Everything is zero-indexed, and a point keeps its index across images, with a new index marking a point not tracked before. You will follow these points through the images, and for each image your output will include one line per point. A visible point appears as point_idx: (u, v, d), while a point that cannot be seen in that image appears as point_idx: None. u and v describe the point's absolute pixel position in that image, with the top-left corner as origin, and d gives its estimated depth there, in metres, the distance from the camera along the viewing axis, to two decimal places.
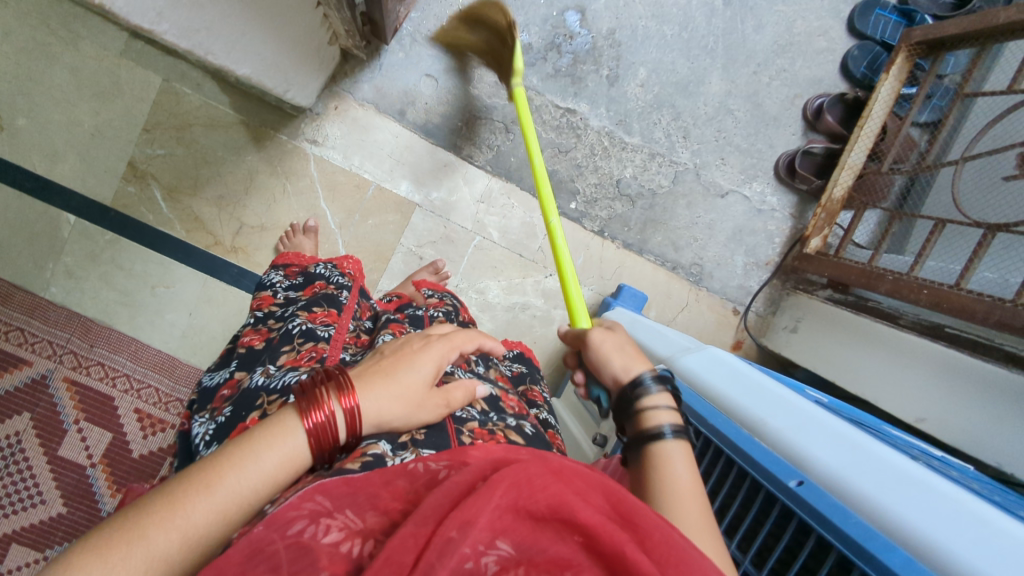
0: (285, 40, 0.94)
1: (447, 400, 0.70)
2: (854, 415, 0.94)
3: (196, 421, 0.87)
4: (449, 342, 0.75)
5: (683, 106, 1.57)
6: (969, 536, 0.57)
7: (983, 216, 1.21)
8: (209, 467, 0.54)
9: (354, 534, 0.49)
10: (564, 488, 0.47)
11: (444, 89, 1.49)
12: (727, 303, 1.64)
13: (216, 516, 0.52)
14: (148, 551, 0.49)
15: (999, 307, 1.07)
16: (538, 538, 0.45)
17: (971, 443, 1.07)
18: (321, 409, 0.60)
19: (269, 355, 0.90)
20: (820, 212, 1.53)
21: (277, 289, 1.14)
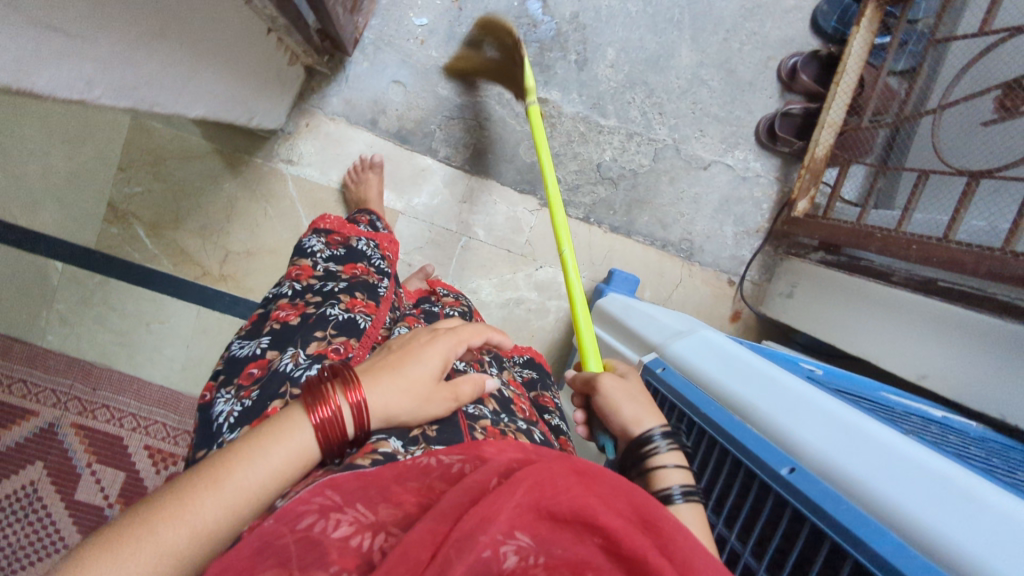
0: (239, 70, 0.93)
1: (455, 395, 0.71)
2: (850, 386, 0.95)
3: (221, 395, 0.85)
4: (455, 338, 0.76)
5: (655, 82, 1.55)
6: (959, 512, 0.56)
7: (965, 163, 1.20)
8: (215, 462, 0.53)
9: (364, 528, 0.49)
10: (587, 492, 0.48)
11: (413, 94, 1.46)
12: (722, 274, 1.64)
13: (226, 510, 0.51)
14: (158, 546, 0.47)
15: (988, 256, 1.06)
16: (558, 537, 0.46)
17: (974, 395, 1.08)
18: (327, 404, 0.59)
19: (301, 337, 0.88)
20: (805, 173, 1.53)
21: (317, 258, 1.09)
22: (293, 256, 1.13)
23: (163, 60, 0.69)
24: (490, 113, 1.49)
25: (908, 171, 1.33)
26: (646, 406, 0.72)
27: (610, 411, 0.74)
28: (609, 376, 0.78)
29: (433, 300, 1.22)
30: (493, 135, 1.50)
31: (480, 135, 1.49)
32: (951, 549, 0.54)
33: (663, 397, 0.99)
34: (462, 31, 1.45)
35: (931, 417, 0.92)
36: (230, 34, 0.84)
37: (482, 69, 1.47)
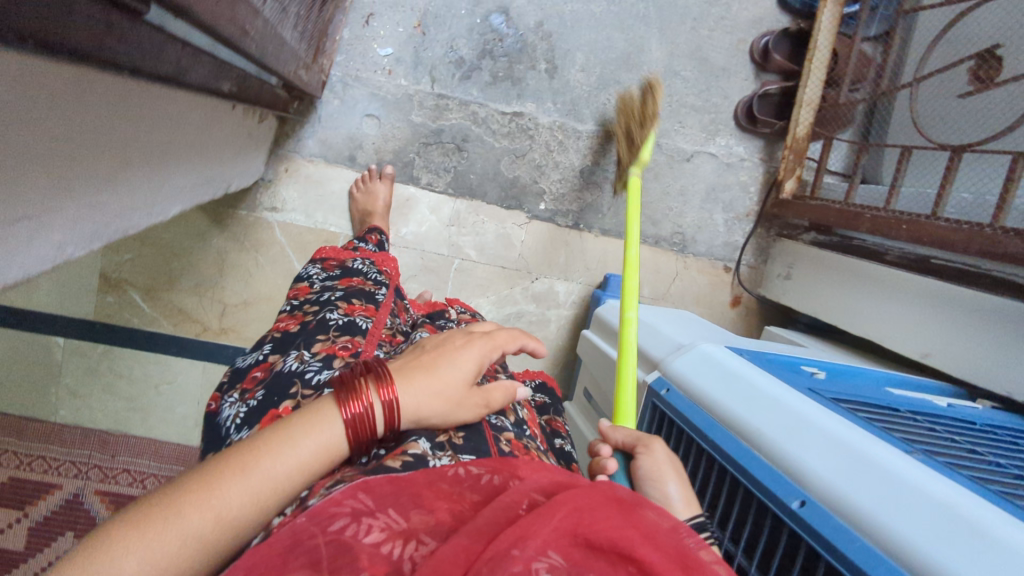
0: (208, 154, 0.92)
1: (485, 401, 0.72)
2: (853, 388, 0.97)
3: (224, 402, 0.88)
4: (492, 342, 0.76)
5: (628, 80, 1.53)
6: (963, 546, 0.59)
7: (944, 139, 1.19)
8: (246, 449, 0.55)
9: (395, 536, 0.49)
10: (631, 530, 0.50)
11: (388, 126, 1.45)
12: (717, 262, 1.65)
13: (250, 498, 0.52)
14: (184, 529, 0.48)
15: (977, 235, 1.06)
16: (593, 564, 0.47)
17: (976, 373, 1.08)
18: (359, 400, 0.61)
19: (304, 340, 0.92)
20: (788, 153, 1.52)
21: (313, 280, 1.15)
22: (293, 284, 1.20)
23: (120, 181, 0.69)
24: (467, 134, 1.48)
25: (890, 148, 1.37)
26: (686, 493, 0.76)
27: (651, 482, 0.79)
28: (663, 449, 0.82)
29: (448, 314, 1.24)
30: (472, 155, 1.49)
31: (460, 156, 1.49)
32: None
33: (668, 418, 1.01)
34: (429, 55, 1.43)
35: (934, 412, 0.94)
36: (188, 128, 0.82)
37: (453, 91, 1.46)
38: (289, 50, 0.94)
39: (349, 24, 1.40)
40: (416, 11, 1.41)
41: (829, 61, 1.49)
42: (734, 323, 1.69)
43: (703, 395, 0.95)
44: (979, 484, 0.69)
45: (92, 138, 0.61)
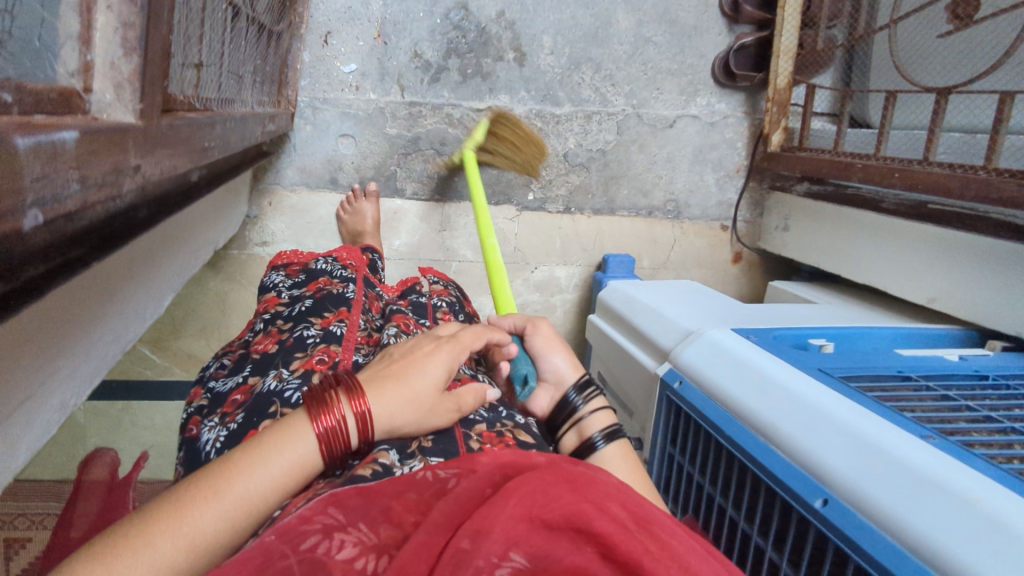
0: (192, 245, 0.93)
1: (458, 405, 0.73)
2: (863, 358, 0.96)
3: (205, 426, 0.88)
4: (459, 342, 0.77)
5: (600, 55, 1.47)
6: (988, 544, 0.58)
7: (930, 81, 1.16)
8: (217, 472, 0.56)
9: (367, 549, 0.51)
10: (579, 498, 0.51)
11: (364, 142, 1.43)
12: (713, 222, 1.64)
13: (224, 521, 0.53)
14: (157, 558, 0.49)
15: (972, 180, 1.02)
16: (553, 547, 0.48)
17: (984, 315, 1.06)
18: (330, 413, 0.62)
19: (281, 359, 0.93)
20: (770, 106, 1.48)
21: (280, 289, 1.18)
22: (259, 295, 1.22)
23: (117, 308, 0.70)
24: (445, 137, 1.46)
25: (874, 93, 1.34)
26: (571, 358, 0.86)
27: (541, 358, 0.87)
28: (546, 325, 0.89)
29: (421, 290, 1.24)
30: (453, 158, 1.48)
31: (441, 161, 1.48)
32: None
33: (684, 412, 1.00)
34: (394, 64, 1.40)
35: (945, 369, 0.93)
36: (175, 231, 0.84)
37: (424, 95, 1.43)
38: (254, 110, 0.93)
39: (308, 46, 1.36)
40: (373, 21, 1.37)
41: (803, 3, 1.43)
42: (738, 279, 1.70)
43: (715, 387, 0.94)
44: (1001, 467, 0.67)
45: (85, 286, 0.60)
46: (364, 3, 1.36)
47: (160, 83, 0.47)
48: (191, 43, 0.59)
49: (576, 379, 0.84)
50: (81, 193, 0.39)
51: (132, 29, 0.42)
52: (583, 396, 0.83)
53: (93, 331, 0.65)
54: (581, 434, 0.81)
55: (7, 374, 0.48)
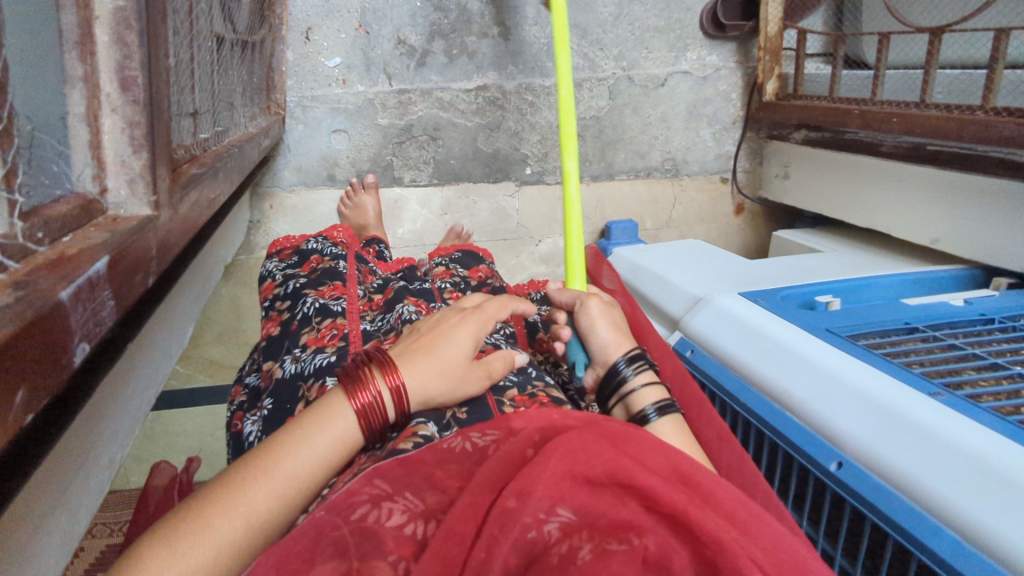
0: (206, 272, 0.95)
1: (488, 371, 0.74)
2: (870, 309, 0.96)
3: (246, 421, 0.90)
4: (483, 313, 0.78)
5: (585, 20, 1.45)
6: (998, 498, 0.59)
7: (929, 20, 1.13)
8: (265, 453, 0.56)
9: (416, 516, 0.52)
10: (618, 454, 0.52)
11: (357, 135, 1.43)
12: (713, 176, 1.61)
13: (277, 499, 0.54)
14: (217, 535, 0.50)
15: (970, 122, 1.00)
16: (597, 502, 0.49)
17: (986, 252, 1.05)
18: (367, 389, 0.62)
19: (292, 341, 0.96)
20: (763, 55, 1.45)
21: (276, 273, 1.19)
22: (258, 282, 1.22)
23: (148, 358, 0.72)
24: (438, 122, 1.45)
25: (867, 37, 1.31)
26: (615, 333, 0.81)
27: (588, 336, 0.83)
28: (594, 301, 0.85)
29: (423, 276, 1.23)
30: (448, 141, 1.48)
31: (436, 146, 1.47)
32: (998, 543, 0.57)
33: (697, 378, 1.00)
34: (378, 53, 1.39)
35: (951, 311, 0.93)
36: (190, 271, 0.85)
37: (412, 81, 1.42)
38: (247, 128, 0.93)
39: (290, 44, 1.35)
40: (354, 11, 1.35)
41: None
42: (742, 231, 1.67)
43: (725, 354, 0.95)
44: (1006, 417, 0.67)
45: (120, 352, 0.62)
46: None
47: (166, 164, 0.48)
48: (184, 92, 0.60)
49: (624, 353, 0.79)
50: (114, 307, 0.41)
51: (138, 127, 0.43)
52: (632, 370, 0.77)
53: (129, 384, 0.66)
54: (630, 410, 0.75)
55: (61, 450, 0.51)
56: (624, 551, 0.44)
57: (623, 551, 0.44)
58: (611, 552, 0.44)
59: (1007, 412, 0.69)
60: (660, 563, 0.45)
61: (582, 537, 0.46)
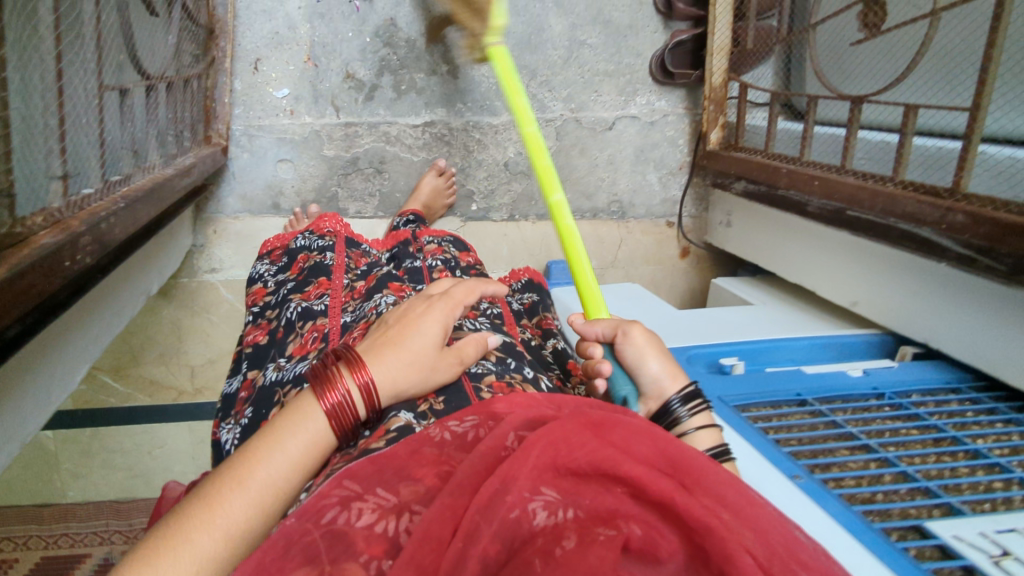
0: (111, 305, 0.97)
1: (459, 358, 0.77)
2: (774, 377, 0.98)
3: (222, 428, 0.91)
4: (450, 300, 0.80)
5: (534, 62, 1.46)
6: None
7: (849, 87, 1.10)
8: (239, 464, 0.59)
9: (387, 512, 0.52)
10: (600, 446, 0.52)
11: (303, 166, 1.45)
12: (659, 220, 1.62)
13: (253, 508, 0.56)
14: (198, 550, 0.52)
15: (880, 193, 1.00)
16: (581, 490, 0.49)
17: (900, 320, 1.06)
18: (335, 389, 0.65)
19: (277, 350, 0.98)
20: (708, 105, 1.45)
21: (266, 278, 1.22)
22: (249, 284, 1.26)
23: (22, 397, 0.74)
24: (383, 156, 1.47)
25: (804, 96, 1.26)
26: (669, 367, 0.76)
27: (636, 368, 0.77)
28: (637, 331, 0.78)
29: (415, 253, 1.28)
30: (394, 175, 1.49)
31: (381, 179, 1.49)
32: None
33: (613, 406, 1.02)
34: (326, 86, 1.40)
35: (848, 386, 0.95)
36: (82, 307, 0.87)
37: (360, 114, 1.43)
38: (161, 171, 0.94)
39: (237, 74, 1.37)
40: (303, 44, 1.37)
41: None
42: (687, 273, 1.69)
43: None
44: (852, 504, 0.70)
45: None
46: (291, 28, 1.36)
47: None
48: (49, 157, 0.61)
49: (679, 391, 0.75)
50: None
51: None
52: (688, 410, 0.74)
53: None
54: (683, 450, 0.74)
55: None
56: (607, 537, 0.43)
57: (607, 536, 0.44)
58: (595, 538, 0.43)
59: (861, 499, 0.72)
60: (645, 551, 0.45)
61: (570, 524, 0.45)
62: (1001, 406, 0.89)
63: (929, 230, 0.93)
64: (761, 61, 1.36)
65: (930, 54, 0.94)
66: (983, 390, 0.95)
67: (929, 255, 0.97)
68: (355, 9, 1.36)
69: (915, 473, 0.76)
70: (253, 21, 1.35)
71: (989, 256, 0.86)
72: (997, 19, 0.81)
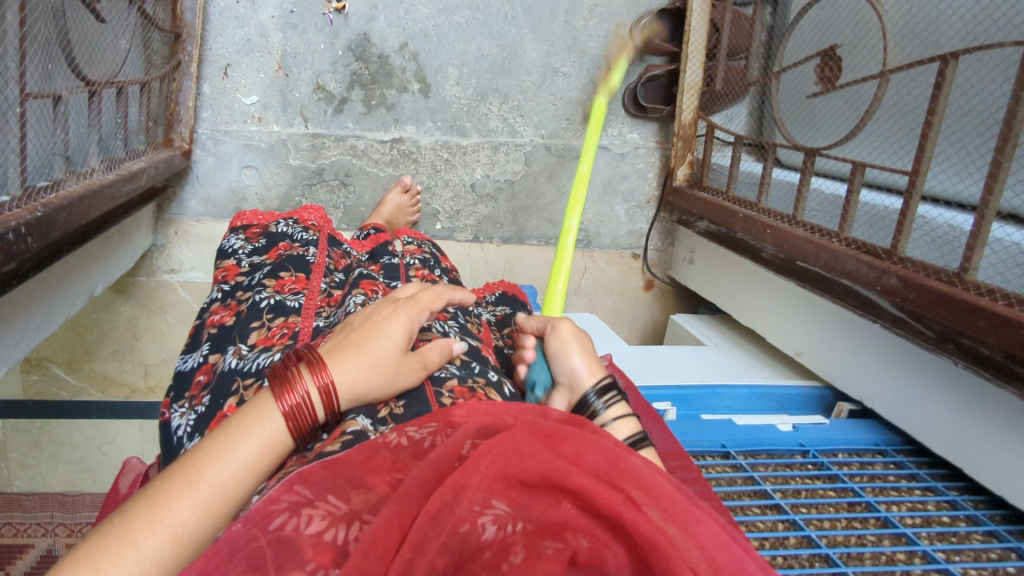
0: (37, 305, 0.95)
1: (425, 363, 0.59)
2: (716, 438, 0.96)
3: (172, 413, 0.69)
4: (418, 304, 0.63)
5: (507, 86, 1.46)
6: None
7: (806, 139, 1.10)
8: (191, 458, 0.45)
9: (339, 520, 0.41)
10: (555, 453, 0.42)
11: (267, 173, 1.44)
12: (624, 251, 1.62)
13: (205, 512, 0.43)
14: (136, 558, 0.40)
15: (824, 249, 0.98)
16: (532, 502, 0.41)
17: (843, 381, 1.04)
18: (293, 390, 0.50)
19: (239, 333, 0.76)
20: (676, 141, 1.45)
21: (239, 256, 0.99)
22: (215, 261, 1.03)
23: None
24: (350, 169, 1.46)
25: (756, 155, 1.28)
26: (590, 359, 0.67)
27: (555, 358, 0.68)
28: (566, 325, 0.70)
29: (392, 250, 1.12)
30: (360, 189, 1.49)
31: (346, 191, 1.48)
32: None
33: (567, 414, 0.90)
34: (296, 95, 1.40)
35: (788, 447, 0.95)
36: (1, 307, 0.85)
37: (328, 126, 1.43)
38: (96, 175, 0.92)
39: (206, 78, 1.37)
40: (274, 53, 1.37)
41: (709, 35, 1.37)
42: (650, 305, 1.69)
43: None
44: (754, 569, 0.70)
45: None
46: (263, 36, 1.36)
47: None
48: None
49: (595, 383, 0.66)
50: None
51: None
52: (603, 402, 0.64)
53: None
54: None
55: None
56: (554, 553, 0.38)
57: (554, 550, 0.38)
58: (542, 553, 0.38)
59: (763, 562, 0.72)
60: (592, 565, 0.39)
61: (519, 536, 0.39)
62: (922, 472, 0.89)
63: (864, 290, 0.91)
64: (734, 102, 1.32)
65: (881, 113, 0.93)
66: (910, 454, 0.94)
67: (862, 313, 0.93)
68: (328, 22, 1.35)
69: (819, 538, 0.77)
70: (225, 26, 1.35)
71: (920, 322, 0.83)
72: (940, 81, 0.80)
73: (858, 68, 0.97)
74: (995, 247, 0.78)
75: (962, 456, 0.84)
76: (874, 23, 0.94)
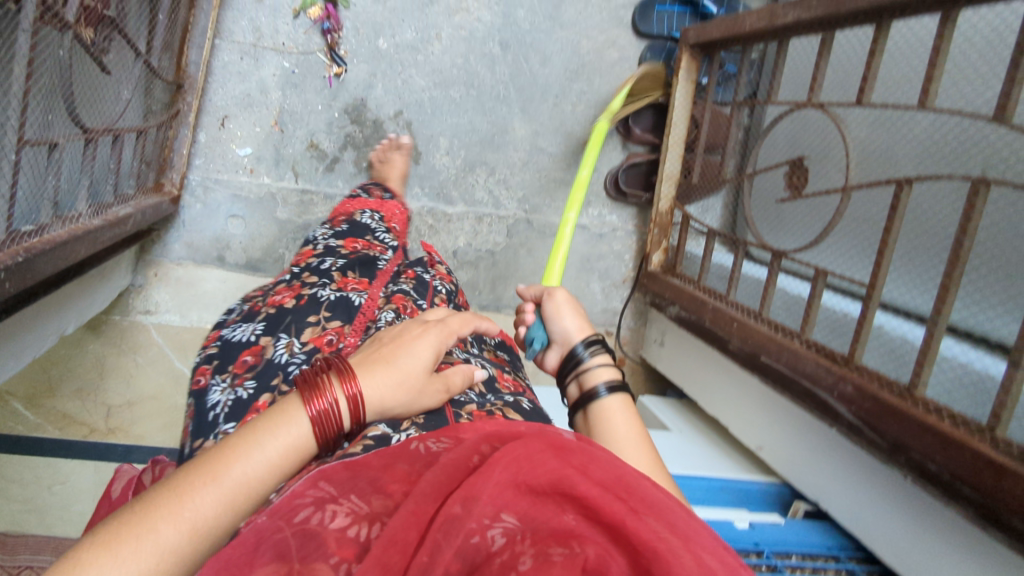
0: (10, 339, 0.96)
1: (447, 386, 0.62)
2: None
3: (214, 382, 0.69)
4: (446, 328, 0.67)
5: (495, 160, 1.51)
6: None
7: (781, 243, 1.12)
8: (213, 454, 0.46)
9: (361, 519, 0.42)
10: (564, 462, 0.44)
11: (253, 224, 1.47)
12: (598, 327, 1.65)
13: (227, 506, 0.44)
14: (156, 543, 0.41)
15: (788, 348, 1.01)
16: (540, 512, 0.41)
17: (799, 478, 1.06)
18: (322, 396, 0.52)
19: (293, 321, 0.76)
20: (653, 227, 1.49)
21: (319, 239, 0.98)
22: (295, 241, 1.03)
23: None
24: None
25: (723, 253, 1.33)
26: (581, 321, 0.79)
27: (551, 320, 0.81)
28: (562, 293, 0.82)
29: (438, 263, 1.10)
30: None
31: None
32: None
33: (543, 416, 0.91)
34: (290, 151, 1.43)
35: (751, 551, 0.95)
36: None
37: (318, 183, 1.46)
38: (84, 220, 0.94)
39: (203, 127, 1.40)
40: (272, 109, 1.41)
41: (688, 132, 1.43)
42: None
43: None
44: None
45: None
46: (263, 93, 1.40)
47: None
48: None
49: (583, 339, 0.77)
50: None
51: None
52: (590, 352, 0.75)
53: None
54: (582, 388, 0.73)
55: None
56: (563, 559, 0.36)
57: (563, 556, 0.36)
58: (550, 559, 0.35)
59: None
60: None
61: (526, 544, 0.37)
62: None
63: (823, 395, 0.94)
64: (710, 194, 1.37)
65: (843, 226, 0.98)
66: (861, 561, 0.95)
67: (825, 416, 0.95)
68: (327, 84, 1.41)
69: None
70: (227, 80, 1.39)
71: (872, 433, 0.85)
72: (895, 202, 0.85)
73: (824, 177, 1.02)
74: (943, 365, 0.81)
75: (909, 565, 0.85)
76: (837, 141, 0.99)
